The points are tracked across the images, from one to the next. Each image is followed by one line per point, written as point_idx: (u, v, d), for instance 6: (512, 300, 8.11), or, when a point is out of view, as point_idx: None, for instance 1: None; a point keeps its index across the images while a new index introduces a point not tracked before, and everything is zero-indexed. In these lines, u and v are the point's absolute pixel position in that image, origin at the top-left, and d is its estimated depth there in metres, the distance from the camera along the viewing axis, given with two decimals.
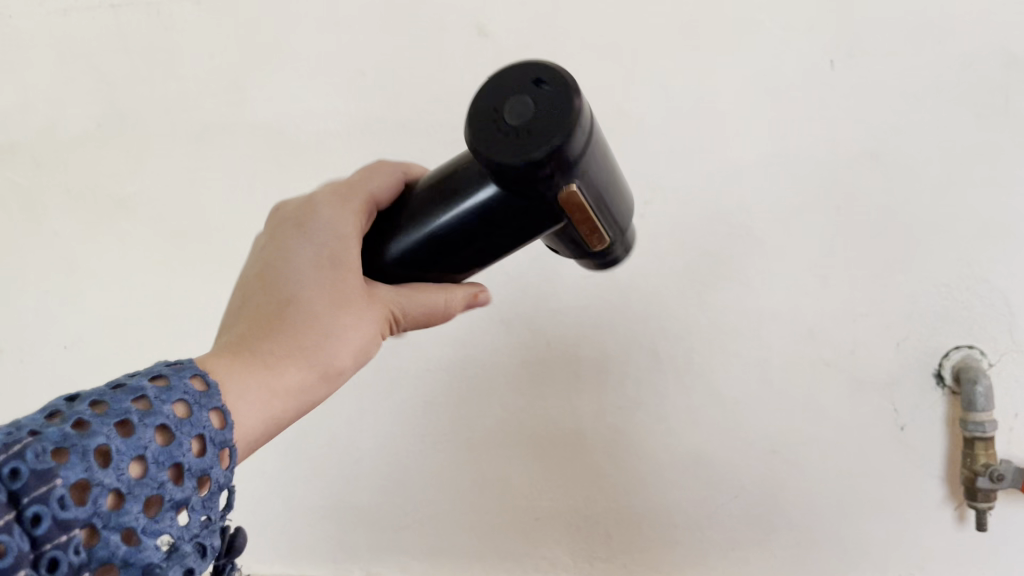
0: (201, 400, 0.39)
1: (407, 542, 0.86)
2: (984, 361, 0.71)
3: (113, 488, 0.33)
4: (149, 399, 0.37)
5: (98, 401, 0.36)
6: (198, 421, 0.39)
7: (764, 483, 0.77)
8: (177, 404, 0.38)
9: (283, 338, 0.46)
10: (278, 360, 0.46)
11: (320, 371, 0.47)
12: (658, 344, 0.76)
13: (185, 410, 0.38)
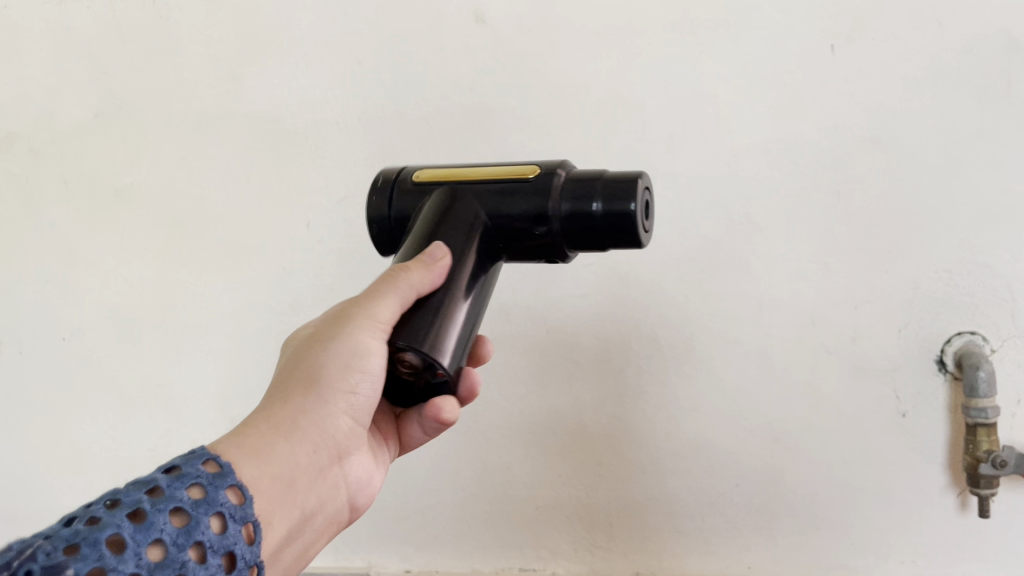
0: (216, 480, 0.41)
1: (406, 533, 0.85)
2: (987, 347, 0.71)
3: (132, 570, 0.35)
4: (162, 486, 0.39)
5: (114, 498, 0.38)
6: (216, 499, 0.40)
7: (765, 471, 0.76)
8: (192, 486, 0.40)
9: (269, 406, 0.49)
10: (260, 420, 0.48)
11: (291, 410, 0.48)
12: (658, 332, 0.76)
13: (201, 490, 0.40)
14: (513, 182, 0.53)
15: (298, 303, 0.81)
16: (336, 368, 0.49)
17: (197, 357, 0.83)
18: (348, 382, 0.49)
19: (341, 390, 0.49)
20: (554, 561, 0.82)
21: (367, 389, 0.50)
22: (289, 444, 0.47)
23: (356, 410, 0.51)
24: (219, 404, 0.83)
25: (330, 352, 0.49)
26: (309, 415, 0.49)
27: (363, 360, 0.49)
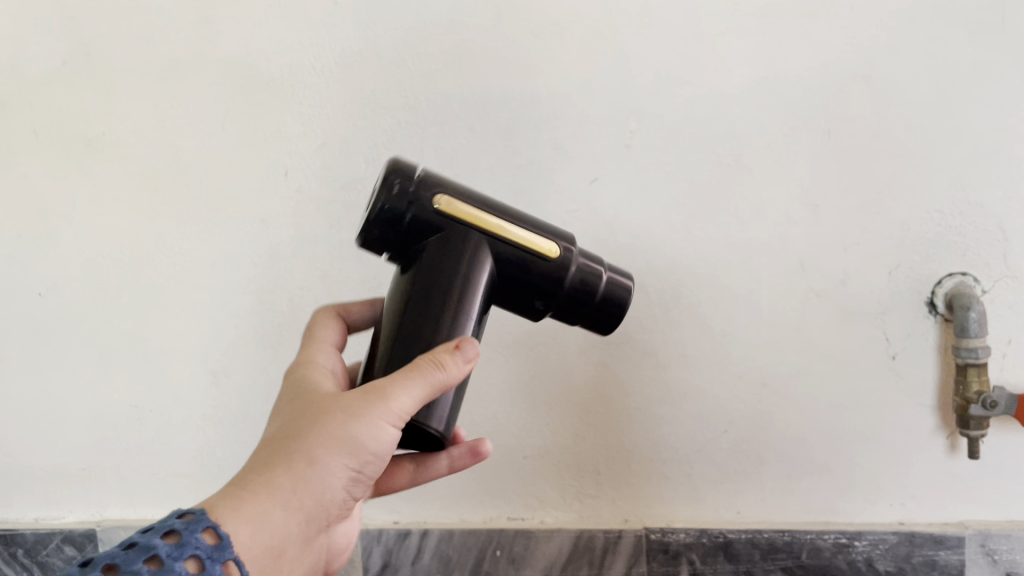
0: (215, 553, 0.41)
1: (388, 488, 0.83)
2: (977, 288, 0.70)
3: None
4: (161, 556, 0.39)
5: (111, 564, 0.39)
6: (212, 573, 0.40)
7: (754, 416, 0.76)
8: (189, 559, 0.40)
9: (269, 465, 0.46)
10: (258, 482, 0.45)
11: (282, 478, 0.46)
12: (646, 278, 0.75)
13: (199, 564, 0.40)
14: (526, 255, 0.55)
15: (278, 254, 0.79)
16: (347, 444, 0.46)
17: (178, 311, 0.81)
18: (356, 461, 0.47)
19: (348, 467, 0.47)
20: (542, 511, 0.81)
21: (374, 468, 0.48)
22: (284, 512, 0.45)
23: (356, 483, 0.49)
24: (200, 358, 0.82)
25: (348, 428, 0.46)
26: (308, 485, 0.46)
27: (378, 442, 0.47)
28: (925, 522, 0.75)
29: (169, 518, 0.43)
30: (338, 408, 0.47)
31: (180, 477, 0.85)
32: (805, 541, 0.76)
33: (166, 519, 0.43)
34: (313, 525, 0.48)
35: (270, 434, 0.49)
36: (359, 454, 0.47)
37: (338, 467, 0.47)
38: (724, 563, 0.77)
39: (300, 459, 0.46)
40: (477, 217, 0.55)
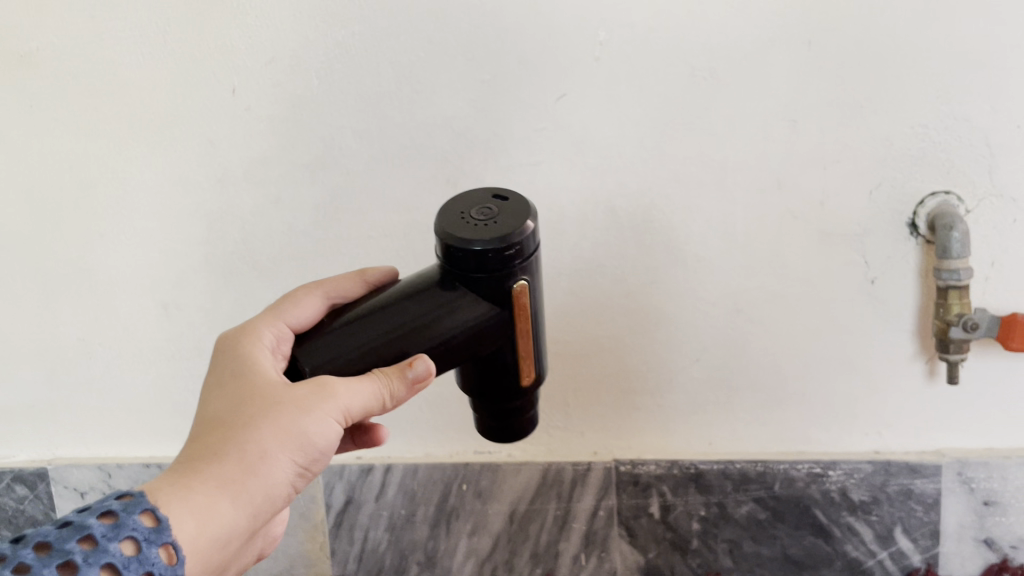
0: (151, 535, 0.42)
1: None
2: (961, 207, 0.67)
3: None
4: (98, 536, 0.40)
5: (47, 542, 0.40)
6: (148, 557, 0.41)
7: (728, 344, 0.73)
8: (125, 541, 0.41)
9: (217, 457, 0.47)
10: (205, 471, 0.47)
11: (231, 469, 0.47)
12: (616, 201, 0.71)
13: (135, 544, 0.41)
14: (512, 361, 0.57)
15: (228, 177, 0.75)
16: (296, 440, 0.48)
17: (125, 239, 0.77)
18: (304, 456, 0.49)
19: (295, 463, 0.49)
20: (509, 444, 0.78)
21: (319, 464, 0.51)
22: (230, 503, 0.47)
23: (300, 478, 0.50)
24: (151, 289, 0.78)
25: (299, 425, 0.48)
26: (257, 477, 0.47)
27: (324, 440, 0.49)
28: (901, 451, 0.73)
29: (107, 498, 0.44)
30: (287, 404, 0.48)
31: (133, 413, 0.82)
32: (778, 472, 0.73)
33: (105, 499, 0.44)
34: (258, 521, 0.49)
35: (210, 420, 0.50)
36: (307, 450, 0.49)
37: (288, 463, 0.49)
38: (695, 495, 0.75)
39: (252, 453, 0.47)
40: (525, 316, 0.55)
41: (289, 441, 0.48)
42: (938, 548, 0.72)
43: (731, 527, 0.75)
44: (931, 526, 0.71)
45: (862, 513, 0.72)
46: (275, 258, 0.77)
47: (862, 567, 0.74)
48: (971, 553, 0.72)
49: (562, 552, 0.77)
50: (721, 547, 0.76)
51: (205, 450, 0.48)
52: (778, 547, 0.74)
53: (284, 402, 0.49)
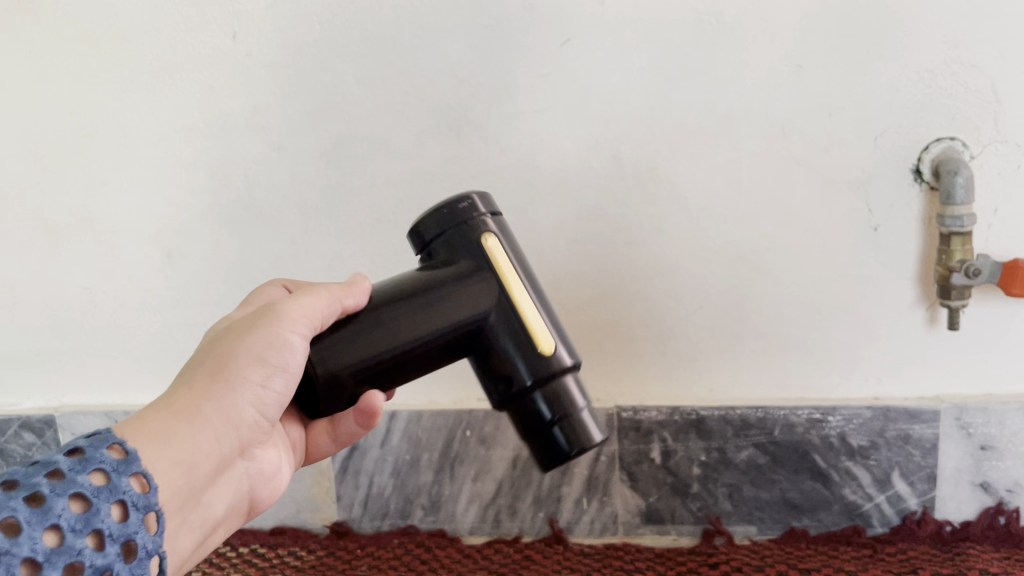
0: (120, 467, 0.40)
1: None
2: (966, 153, 0.67)
3: (25, 558, 0.34)
4: (64, 470, 0.38)
5: (13, 480, 0.37)
6: (119, 486, 0.39)
7: (731, 291, 0.73)
8: (95, 472, 0.39)
9: (172, 391, 0.49)
10: (163, 404, 0.47)
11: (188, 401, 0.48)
12: (620, 148, 0.71)
13: (106, 476, 0.39)
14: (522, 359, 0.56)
15: (230, 124, 0.74)
16: (248, 355, 0.50)
17: (127, 187, 0.77)
18: (260, 372, 0.50)
19: (251, 378, 0.50)
20: None
21: (278, 384, 0.51)
22: (191, 428, 0.47)
23: (261, 401, 0.51)
24: (154, 237, 0.78)
25: (247, 340, 0.50)
26: (211, 402, 0.49)
27: (278, 354, 0.51)
28: (902, 397, 0.73)
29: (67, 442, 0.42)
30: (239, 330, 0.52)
31: (139, 361, 0.82)
32: (778, 417, 0.73)
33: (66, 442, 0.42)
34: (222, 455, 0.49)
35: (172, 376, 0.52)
36: (260, 365, 0.50)
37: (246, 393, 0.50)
38: (696, 441, 0.75)
39: (203, 381, 0.49)
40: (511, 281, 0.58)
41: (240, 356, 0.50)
42: (935, 491, 0.73)
43: (732, 472, 0.76)
44: (928, 470, 0.72)
45: (861, 458, 0.73)
46: (278, 205, 0.76)
47: (860, 510, 0.74)
48: (967, 497, 0.73)
49: (564, 496, 0.79)
50: (720, 491, 0.76)
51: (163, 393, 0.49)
52: (777, 491, 0.75)
53: (228, 333, 0.52)
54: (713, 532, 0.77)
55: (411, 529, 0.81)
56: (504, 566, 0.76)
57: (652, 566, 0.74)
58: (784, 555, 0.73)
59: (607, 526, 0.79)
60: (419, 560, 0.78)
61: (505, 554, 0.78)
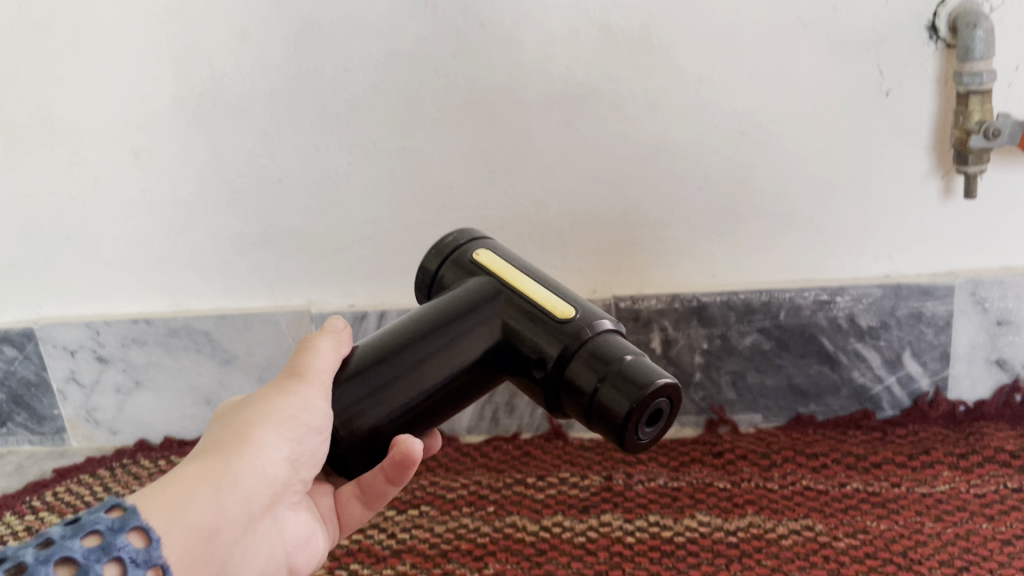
0: (119, 522, 0.37)
1: (345, 266, 0.75)
2: (986, 5, 0.62)
3: None
4: (56, 538, 0.36)
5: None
6: (115, 544, 0.36)
7: (732, 171, 0.68)
8: (89, 535, 0.36)
9: (195, 460, 0.43)
10: (195, 471, 0.42)
11: (220, 467, 0.42)
12: (611, 18, 0.65)
13: (101, 536, 0.36)
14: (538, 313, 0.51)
15: (189, 8, 0.68)
16: (278, 415, 0.45)
17: (85, 82, 0.72)
18: (293, 428, 0.45)
19: (281, 438, 0.44)
20: None
21: (312, 442, 0.46)
22: (221, 499, 0.41)
23: (296, 462, 0.45)
24: (120, 136, 0.73)
25: (271, 402, 0.45)
26: (246, 468, 0.43)
27: (307, 414, 0.46)
28: (913, 275, 0.69)
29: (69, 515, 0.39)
30: (259, 398, 0.46)
31: (114, 269, 0.77)
32: (783, 300, 0.70)
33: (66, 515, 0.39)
34: (253, 523, 0.43)
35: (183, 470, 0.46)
36: (294, 425, 0.45)
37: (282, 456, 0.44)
38: (697, 328, 0.72)
39: (243, 443, 0.43)
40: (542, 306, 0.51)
41: (267, 420, 0.44)
42: (947, 370, 0.70)
43: (736, 359, 0.72)
44: (941, 349, 0.69)
45: (870, 338, 0.70)
46: (247, 95, 0.70)
47: (870, 393, 0.71)
48: (982, 375, 0.70)
49: None
50: (724, 380, 0.73)
51: (194, 459, 0.43)
52: (783, 377, 0.72)
53: (265, 393, 0.46)
54: (717, 422, 0.74)
55: None
56: (503, 463, 0.74)
57: (655, 457, 0.72)
58: (790, 442, 0.71)
59: None
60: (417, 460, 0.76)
61: (504, 451, 0.76)
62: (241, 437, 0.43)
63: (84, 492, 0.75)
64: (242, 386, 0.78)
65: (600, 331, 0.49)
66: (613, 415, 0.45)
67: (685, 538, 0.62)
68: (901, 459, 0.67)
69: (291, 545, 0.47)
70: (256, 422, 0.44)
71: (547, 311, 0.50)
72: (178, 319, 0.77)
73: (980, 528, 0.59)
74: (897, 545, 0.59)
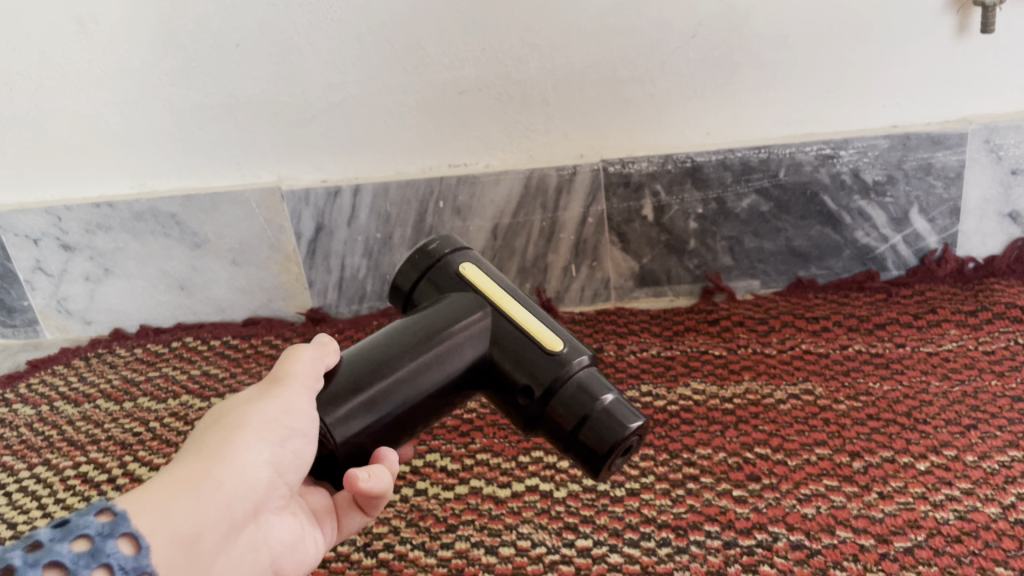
0: (110, 526, 0.31)
1: (315, 138, 0.70)
2: None
3: None
4: (41, 540, 0.30)
5: None
6: (103, 550, 0.30)
7: (729, 16, 0.62)
8: (76, 539, 0.30)
9: (171, 465, 0.36)
10: (176, 472, 0.35)
11: (200, 465, 0.36)
12: None
13: (89, 540, 0.30)
14: (527, 348, 0.46)
15: None
16: (258, 420, 0.38)
17: None
18: (276, 431, 0.39)
19: (261, 439, 0.38)
20: (488, 155, 0.69)
21: (296, 447, 0.39)
22: (204, 498, 0.35)
23: (280, 468, 0.39)
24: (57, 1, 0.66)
25: (249, 409, 0.39)
26: (227, 466, 0.36)
27: (291, 416, 0.39)
28: (923, 124, 0.64)
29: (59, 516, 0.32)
30: (233, 407, 0.40)
31: (71, 150, 0.73)
32: (783, 156, 0.65)
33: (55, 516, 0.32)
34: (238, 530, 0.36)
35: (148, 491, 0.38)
36: (277, 426, 0.39)
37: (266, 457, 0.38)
38: (692, 192, 0.67)
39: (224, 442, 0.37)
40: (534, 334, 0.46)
41: (249, 425, 0.38)
42: (957, 227, 0.66)
43: (732, 223, 0.68)
44: (951, 203, 0.65)
45: (875, 195, 0.66)
46: None
47: (873, 254, 0.68)
48: (994, 229, 0.66)
49: (551, 266, 0.72)
50: (720, 246, 0.69)
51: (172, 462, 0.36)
52: (782, 240, 0.68)
53: (240, 401, 0.40)
54: (713, 291, 0.71)
55: (391, 310, 0.75)
56: None
57: (648, 328, 0.69)
58: (789, 307, 0.68)
59: (599, 292, 0.73)
60: None
61: None
62: (224, 438, 0.37)
63: (59, 383, 0.73)
64: (216, 271, 0.75)
65: (582, 372, 0.45)
66: (593, 450, 0.43)
67: (679, 406, 0.60)
68: (906, 319, 0.64)
69: (277, 555, 0.39)
70: (236, 426, 0.38)
71: (534, 343, 0.46)
72: (143, 202, 0.73)
73: (989, 385, 0.56)
74: (901, 405, 0.56)
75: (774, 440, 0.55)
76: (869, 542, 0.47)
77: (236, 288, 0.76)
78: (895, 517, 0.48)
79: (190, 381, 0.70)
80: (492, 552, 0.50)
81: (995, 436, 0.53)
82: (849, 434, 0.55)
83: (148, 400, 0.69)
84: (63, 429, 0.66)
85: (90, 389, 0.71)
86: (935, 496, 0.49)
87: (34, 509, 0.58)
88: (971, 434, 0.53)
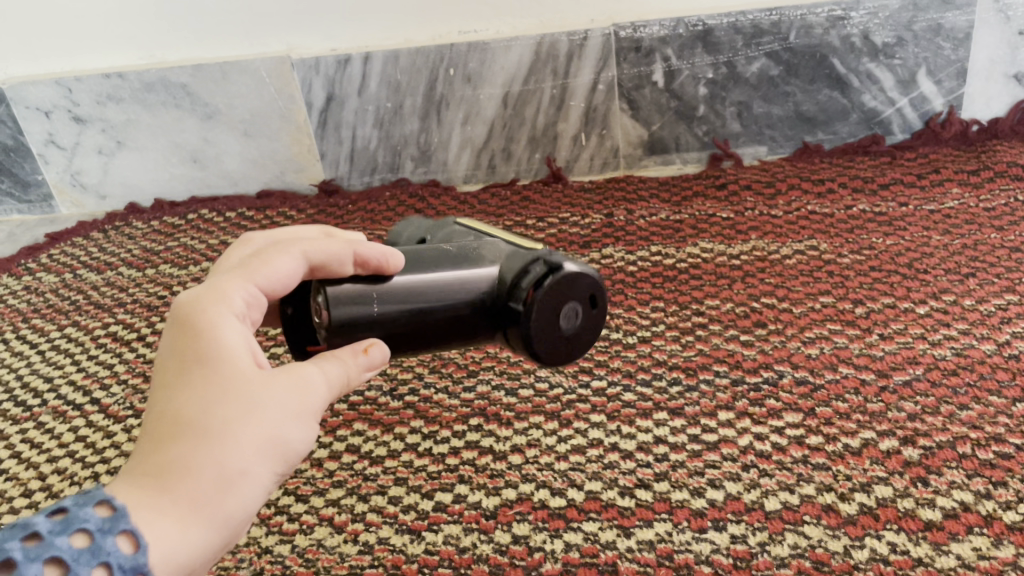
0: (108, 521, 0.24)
1: (322, 7, 0.70)
2: None
3: None
4: (38, 532, 0.23)
5: None
6: (102, 548, 0.23)
7: None
8: (74, 534, 0.24)
9: (165, 468, 0.25)
10: (173, 490, 0.25)
11: (205, 491, 0.25)
12: None
13: (89, 534, 0.24)
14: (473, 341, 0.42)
15: None
16: (276, 447, 0.27)
17: None
18: (291, 461, 0.28)
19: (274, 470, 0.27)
20: (498, 22, 0.70)
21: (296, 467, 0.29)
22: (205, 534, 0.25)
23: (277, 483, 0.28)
24: None
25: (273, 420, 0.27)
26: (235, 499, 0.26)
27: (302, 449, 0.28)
28: None
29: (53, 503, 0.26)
30: (224, 450, 0.26)
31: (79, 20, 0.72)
32: (793, 18, 0.66)
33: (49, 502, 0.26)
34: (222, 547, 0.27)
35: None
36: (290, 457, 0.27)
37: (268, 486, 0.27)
38: (702, 56, 0.68)
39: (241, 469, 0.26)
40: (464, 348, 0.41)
41: (271, 442, 0.27)
42: (962, 89, 0.68)
43: (742, 88, 0.69)
44: (957, 65, 0.67)
45: (884, 58, 0.67)
46: None
47: (880, 118, 0.69)
48: (998, 91, 0.68)
49: (561, 134, 0.73)
50: (728, 112, 0.70)
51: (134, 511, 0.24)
52: (790, 105, 0.69)
53: (255, 417, 0.26)
54: (721, 157, 0.72)
55: (402, 181, 0.76)
56: (500, 205, 0.71)
57: (656, 194, 0.70)
58: (795, 171, 0.69)
59: (608, 161, 0.74)
60: (413, 209, 0.73)
61: (502, 197, 0.73)
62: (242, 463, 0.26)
63: (79, 253, 0.74)
64: (228, 142, 0.76)
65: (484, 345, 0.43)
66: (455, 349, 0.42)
67: (688, 263, 0.62)
68: (910, 180, 0.65)
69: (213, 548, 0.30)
70: (255, 447, 0.26)
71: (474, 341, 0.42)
72: (153, 72, 0.73)
73: (989, 238, 0.59)
74: (903, 258, 0.58)
75: (780, 291, 0.58)
76: (869, 377, 0.50)
77: (248, 160, 0.77)
78: (895, 355, 0.51)
79: (207, 249, 0.72)
80: (512, 394, 0.53)
81: (993, 282, 0.55)
82: (852, 284, 0.57)
83: (169, 266, 0.70)
84: (88, 294, 0.68)
85: (111, 258, 0.73)
86: (933, 336, 0.52)
87: (68, 365, 0.60)
88: (970, 281, 0.55)
